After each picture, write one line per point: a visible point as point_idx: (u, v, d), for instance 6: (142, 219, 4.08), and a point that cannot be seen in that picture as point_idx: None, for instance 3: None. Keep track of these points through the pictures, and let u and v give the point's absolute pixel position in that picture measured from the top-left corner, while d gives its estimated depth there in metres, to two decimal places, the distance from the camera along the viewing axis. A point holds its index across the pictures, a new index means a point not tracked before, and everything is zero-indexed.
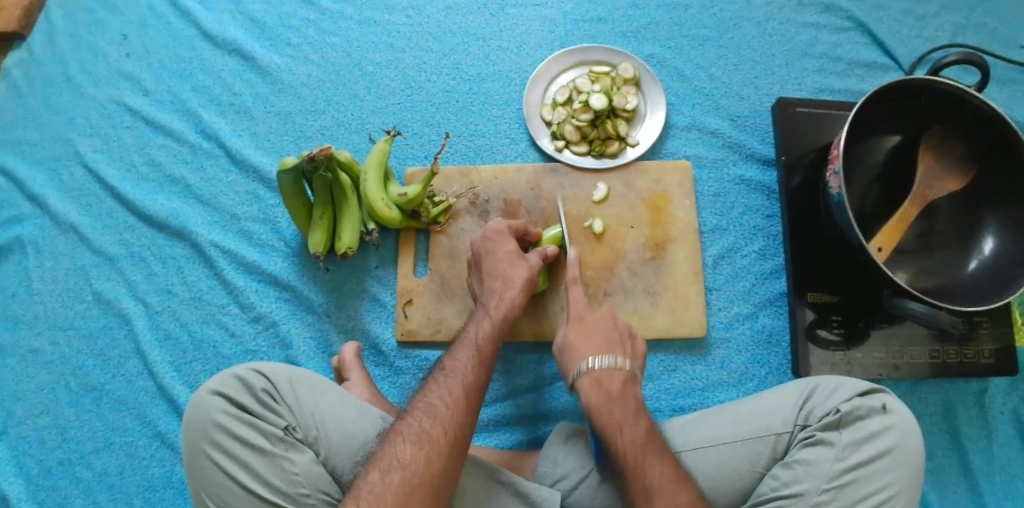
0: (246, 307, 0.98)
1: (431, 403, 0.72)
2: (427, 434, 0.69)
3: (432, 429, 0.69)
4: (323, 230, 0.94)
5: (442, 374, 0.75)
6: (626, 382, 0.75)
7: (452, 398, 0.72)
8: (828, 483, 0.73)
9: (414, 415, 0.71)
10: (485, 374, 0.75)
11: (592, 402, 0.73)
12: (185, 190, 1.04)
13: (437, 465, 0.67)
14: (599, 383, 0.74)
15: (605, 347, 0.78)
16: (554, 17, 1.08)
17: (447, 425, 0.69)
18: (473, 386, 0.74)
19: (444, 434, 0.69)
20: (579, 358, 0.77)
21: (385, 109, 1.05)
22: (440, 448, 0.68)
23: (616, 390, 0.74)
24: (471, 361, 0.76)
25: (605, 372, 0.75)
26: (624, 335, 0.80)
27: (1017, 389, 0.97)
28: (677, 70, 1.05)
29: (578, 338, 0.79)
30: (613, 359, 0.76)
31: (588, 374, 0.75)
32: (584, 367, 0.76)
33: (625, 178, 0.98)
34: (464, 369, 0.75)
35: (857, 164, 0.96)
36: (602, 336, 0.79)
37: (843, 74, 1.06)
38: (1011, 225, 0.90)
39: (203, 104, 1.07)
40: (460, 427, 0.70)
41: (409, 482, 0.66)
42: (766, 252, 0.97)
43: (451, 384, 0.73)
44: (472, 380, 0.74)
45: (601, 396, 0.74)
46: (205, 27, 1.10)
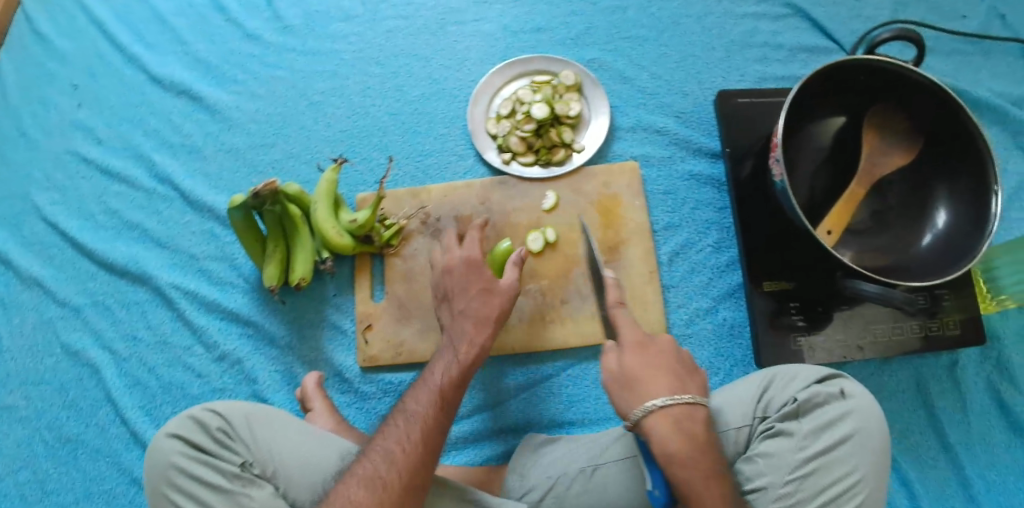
0: (211, 347, 0.99)
1: (386, 446, 0.72)
2: (380, 478, 0.69)
3: (385, 473, 0.69)
4: (276, 262, 0.94)
5: (402, 411, 0.76)
6: (705, 426, 0.72)
7: (408, 442, 0.72)
8: (791, 474, 0.73)
9: (371, 456, 0.72)
10: (448, 412, 0.75)
11: (673, 451, 0.68)
12: (144, 235, 1.05)
13: (385, 507, 0.68)
14: (679, 425, 0.70)
15: (675, 384, 0.73)
16: (494, 31, 1.08)
17: (401, 469, 0.70)
18: (434, 427, 0.73)
19: (396, 480, 0.69)
20: (647, 397, 0.72)
21: (332, 138, 1.06)
22: (392, 493, 0.68)
23: (700, 436, 0.70)
24: (433, 400, 0.75)
25: (685, 413, 0.71)
26: (689, 370, 0.76)
27: (988, 358, 0.97)
28: (620, 72, 1.05)
29: (644, 374, 0.74)
30: (688, 397, 0.72)
31: (662, 415, 0.70)
32: (655, 404, 0.71)
33: (574, 184, 0.98)
34: (423, 411, 0.74)
35: (804, 148, 0.95)
36: (670, 369, 0.74)
37: (786, 60, 1.05)
38: (963, 197, 0.89)
39: (156, 148, 1.09)
40: (414, 473, 0.70)
41: None
42: (720, 245, 0.97)
43: (410, 424, 0.73)
44: (434, 419, 0.74)
45: (683, 442, 0.69)
46: (154, 72, 1.12)
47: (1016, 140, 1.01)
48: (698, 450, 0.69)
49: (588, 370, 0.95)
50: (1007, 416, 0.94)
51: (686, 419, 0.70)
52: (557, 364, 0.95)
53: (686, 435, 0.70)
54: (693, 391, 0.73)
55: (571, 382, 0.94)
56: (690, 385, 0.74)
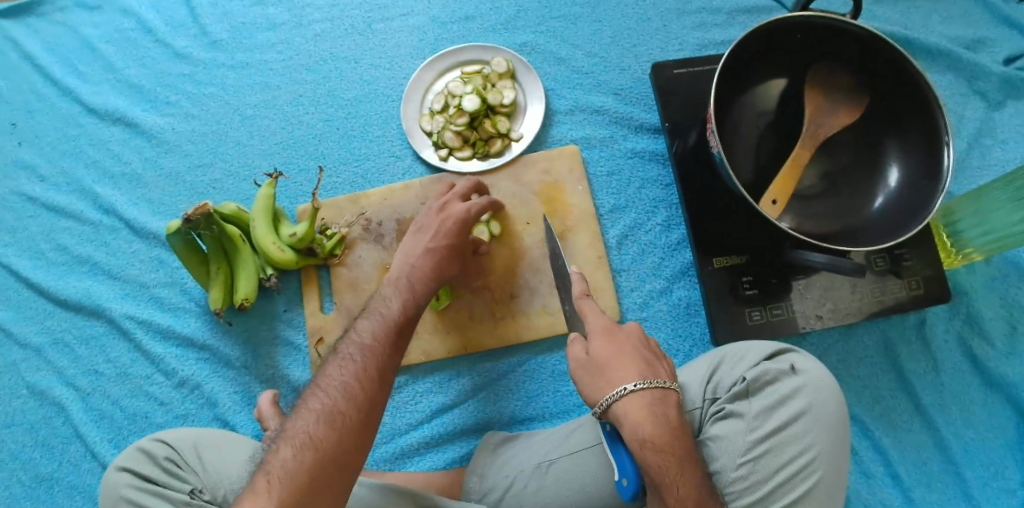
0: (169, 374, 0.99)
1: (320, 404, 0.65)
2: (313, 439, 0.62)
3: (320, 434, 0.63)
4: (220, 284, 0.94)
5: (334, 365, 0.68)
6: (677, 409, 0.69)
7: (346, 399, 0.65)
8: (743, 457, 0.71)
9: (303, 416, 0.65)
10: (386, 367, 0.68)
11: (648, 435, 0.65)
12: (93, 267, 1.05)
13: (321, 470, 0.61)
14: (653, 406, 0.67)
15: (644, 369, 0.70)
16: (421, 25, 1.05)
17: (361, 403, 0.65)
18: (374, 382, 0.67)
19: (332, 441, 0.62)
20: (614, 384, 0.69)
21: (269, 151, 1.04)
22: (328, 454, 0.62)
23: (674, 421, 0.68)
24: (370, 355, 0.69)
25: (657, 396, 0.68)
26: (657, 355, 0.73)
27: (957, 313, 0.92)
28: (554, 54, 1.02)
29: (611, 358, 0.71)
30: (660, 382, 0.69)
31: (635, 397, 0.67)
32: (628, 388, 0.67)
33: (514, 175, 0.96)
34: (359, 367, 0.67)
35: (744, 114, 0.89)
36: (638, 355, 0.71)
37: (725, 24, 1.01)
38: (914, 151, 0.84)
39: (98, 179, 1.08)
40: (352, 433, 0.63)
41: (319, 461, 0.61)
42: (670, 223, 0.95)
43: (345, 380, 0.66)
44: (372, 373, 0.67)
45: (655, 426, 0.66)
46: (88, 102, 1.10)
47: (971, 85, 0.95)
48: (670, 433, 0.66)
49: (544, 363, 0.93)
50: (982, 372, 0.90)
51: (661, 401, 0.68)
52: (512, 360, 0.93)
53: (660, 419, 0.67)
54: (662, 376, 0.71)
55: (528, 377, 0.93)
56: (659, 369, 0.71)
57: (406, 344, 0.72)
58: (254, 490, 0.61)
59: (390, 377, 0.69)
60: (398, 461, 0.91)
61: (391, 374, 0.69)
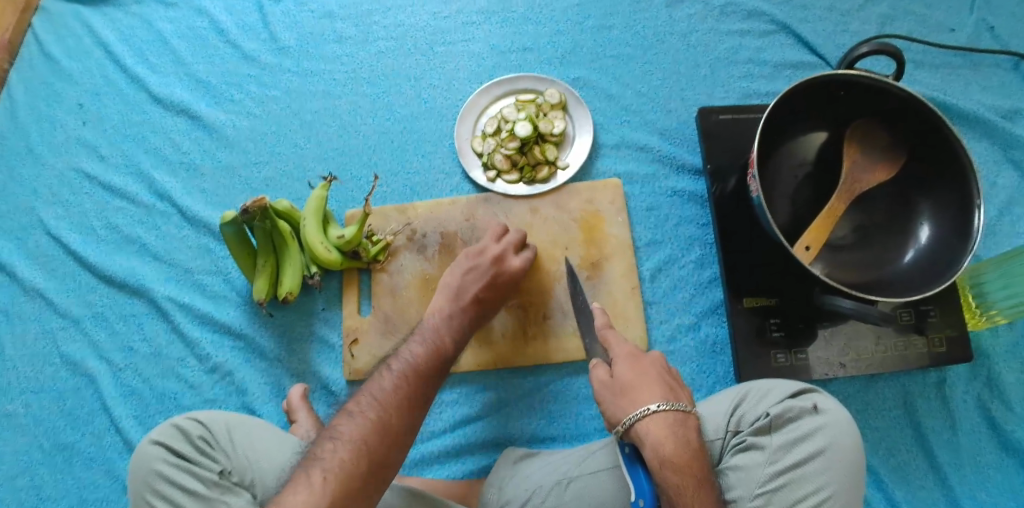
0: (203, 359, 1.02)
1: (372, 411, 0.69)
2: (366, 443, 0.66)
3: (373, 438, 0.67)
4: (266, 277, 0.97)
5: (386, 378, 0.73)
6: (699, 433, 0.71)
7: (396, 410, 0.70)
8: (761, 488, 0.73)
9: (357, 419, 0.68)
10: (429, 387, 0.75)
11: (668, 453, 0.68)
12: (141, 248, 1.09)
13: (368, 473, 0.65)
14: (676, 427, 0.70)
15: (667, 393, 0.72)
16: (481, 51, 1.11)
17: (408, 415, 0.70)
18: (419, 400, 0.73)
19: (380, 445, 0.67)
20: (638, 404, 0.71)
21: (323, 156, 1.08)
22: (379, 460, 0.66)
23: (695, 444, 0.70)
24: (418, 374, 0.75)
25: (679, 418, 0.71)
26: (680, 383, 0.76)
27: (978, 375, 0.94)
28: (604, 90, 1.07)
29: (636, 377, 0.73)
30: (683, 405, 0.72)
31: (658, 416, 0.70)
32: (650, 408, 0.70)
33: (558, 201, 0.99)
34: (410, 383, 0.73)
35: (785, 164, 0.93)
36: (662, 381, 0.74)
37: (771, 77, 1.06)
38: (945, 211, 0.87)
39: (156, 165, 1.13)
40: (399, 443, 0.68)
41: (372, 465, 0.66)
42: (703, 261, 0.98)
43: (396, 393, 0.72)
44: (419, 390, 0.73)
45: (676, 445, 0.68)
46: (155, 91, 1.16)
47: (1005, 154, 0.98)
48: (691, 455, 0.68)
49: (569, 385, 0.95)
50: (999, 435, 0.91)
51: (683, 423, 0.70)
52: (538, 379, 0.95)
53: (682, 441, 0.69)
54: (685, 401, 0.73)
55: (552, 397, 0.95)
56: (682, 396, 0.74)
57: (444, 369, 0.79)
58: (304, 484, 0.63)
59: (430, 396, 0.75)
60: (419, 467, 0.93)
61: (432, 395, 0.75)
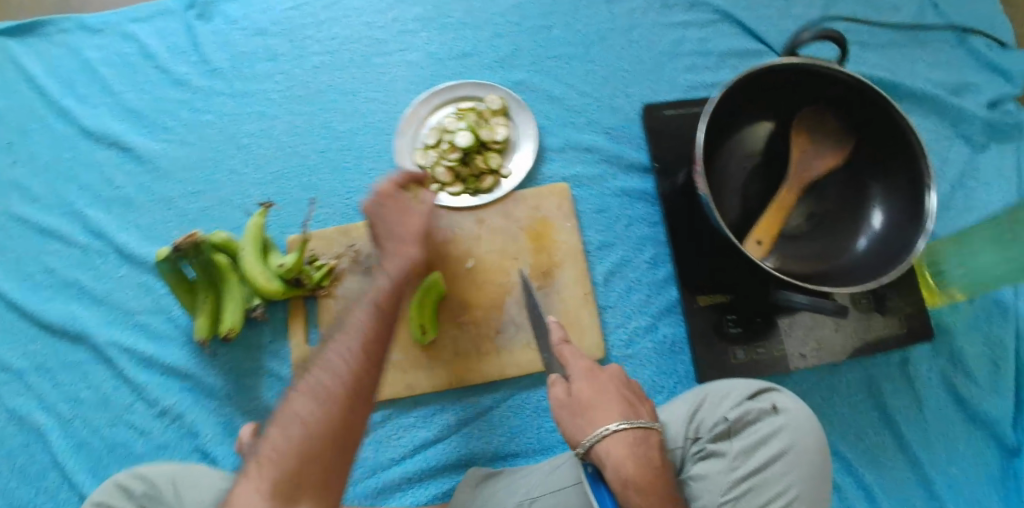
0: (152, 403, 0.98)
1: (311, 383, 0.64)
2: (302, 420, 0.61)
3: (308, 410, 0.61)
4: (206, 313, 0.93)
5: (327, 346, 0.67)
6: (660, 449, 0.69)
7: (335, 375, 0.63)
8: (724, 496, 0.71)
9: (295, 393, 0.63)
10: (375, 338, 0.67)
11: (630, 474, 0.65)
12: (80, 291, 1.04)
13: (309, 450, 0.59)
14: (636, 446, 0.67)
15: (624, 410, 0.70)
16: (419, 60, 1.07)
17: (349, 376, 0.63)
18: (363, 354, 0.65)
19: (320, 420, 0.61)
20: (595, 425, 0.68)
21: (261, 181, 1.05)
22: (319, 431, 0.60)
23: (658, 462, 0.67)
24: (360, 334, 0.67)
25: (639, 436, 0.68)
26: (639, 396, 0.73)
27: (941, 351, 0.92)
28: (547, 92, 1.03)
29: (594, 396, 0.70)
30: (643, 422, 0.69)
31: (618, 437, 0.67)
32: (609, 428, 0.67)
33: (504, 210, 0.96)
34: (349, 342, 0.66)
35: (732, 157, 0.90)
36: (620, 395, 0.71)
37: (715, 68, 1.03)
38: (897, 195, 0.85)
39: (90, 203, 1.09)
40: (343, 407, 0.62)
41: (309, 439, 0.60)
42: (657, 260, 0.95)
43: (337, 357, 0.65)
44: (360, 349, 0.65)
45: (639, 465, 0.65)
46: (85, 125, 1.12)
47: (956, 129, 0.96)
48: (655, 475, 0.66)
49: (528, 399, 0.92)
50: (965, 409, 0.90)
51: (643, 441, 0.68)
52: (495, 395, 0.92)
53: (644, 460, 0.66)
54: (645, 416, 0.71)
55: (512, 412, 0.92)
56: (641, 410, 0.71)
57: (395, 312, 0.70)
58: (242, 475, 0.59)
59: (384, 355, 0.67)
60: (381, 497, 0.90)
61: (385, 349, 0.67)
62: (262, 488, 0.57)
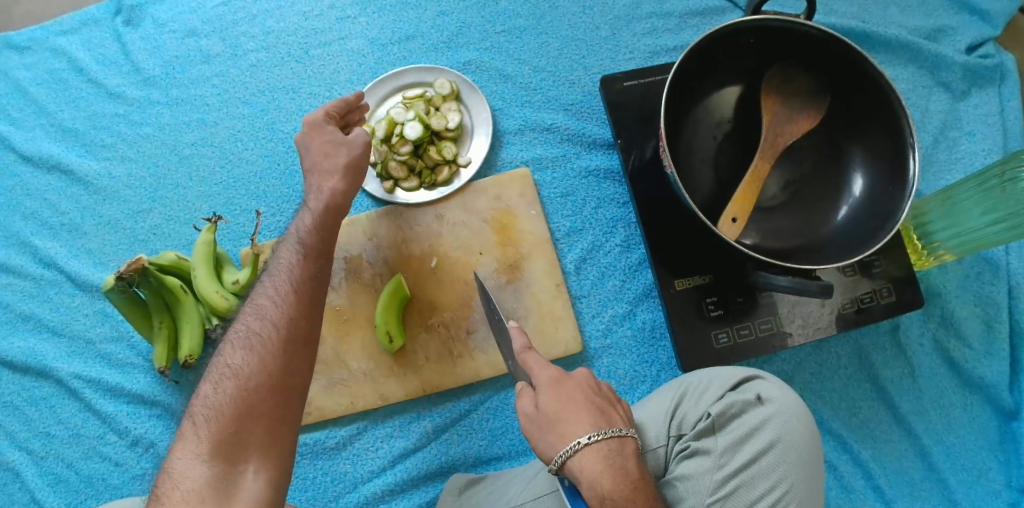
0: (123, 432, 0.95)
1: (242, 336, 0.68)
2: (238, 371, 0.65)
3: (240, 361, 0.65)
4: (164, 340, 0.89)
5: (254, 298, 0.71)
6: (636, 456, 0.65)
7: (263, 323, 0.68)
8: (712, 496, 0.66)
9: (228, 349, 0.67)
10: (298, 284, 0.71)
11: (607, 489, 0.62)
12: (37, 325, 1.00)
13: (249, 400, 0.63)
14: (610, 458, 0.64)
15: (595, 418, 0.66)
16: (360, 48, 1.00)
17: (276, 322, 0.68)
18: (289, 300, 0.69)
19: (255, 368, 0.65)
20: (567, 439, 0.64)
21: (209, 193, 0.99)
22: (253, 377, 0.65)
23: (634, 470, 0.64)
24: (282, 281, 0.71)
25: (613, 446, 0.65)
26: (610, 400, 0.69)
27: (932, 315, 0.88)
28: (499, 71, 0.97)
29: (562, 407, 0.66)
30: (616, 430, 0.65)
31: (592, 451, 0.63)
32: (581, 441, 0.64)
33: (464, 203, 0.91)
34: (273, 292, 0.70)
35: (699, 127, 0.85)
36: (590, 403, 0.67)
37: (676, 28, 0.96)
38: (877, 155, 0.79)
39: (36, 231, 1.04)
40: (274, 351, 0.66)
41: (243, 386, 0.64)
42: (629, 243, 0.90)
43: (264, 305, 0.69)
44: (286, 297, 0.70)
45: (616, 478, 0.62)
46: (20, 149, 1.06)
47: (933, 76, 0.89)
48: (633, 484, 0.63)
49: (507, 399, 0.89)
50: (958, 373, 0.86)
51: (617, 451, 0.64)
52: (473, 398, 0.89)
53: (619, 471, 0.63)
54: (619, 422, 0.67)
55: (491, 415, 0.89)
56: (614, 415, 0.68)
57: (318, 257, 0.74)
58: (183, 435, 0.63)
59: (316, 298, 0.72)
60: None
61: (311, 292, 0.71)
62: (203, 444, 0.61)
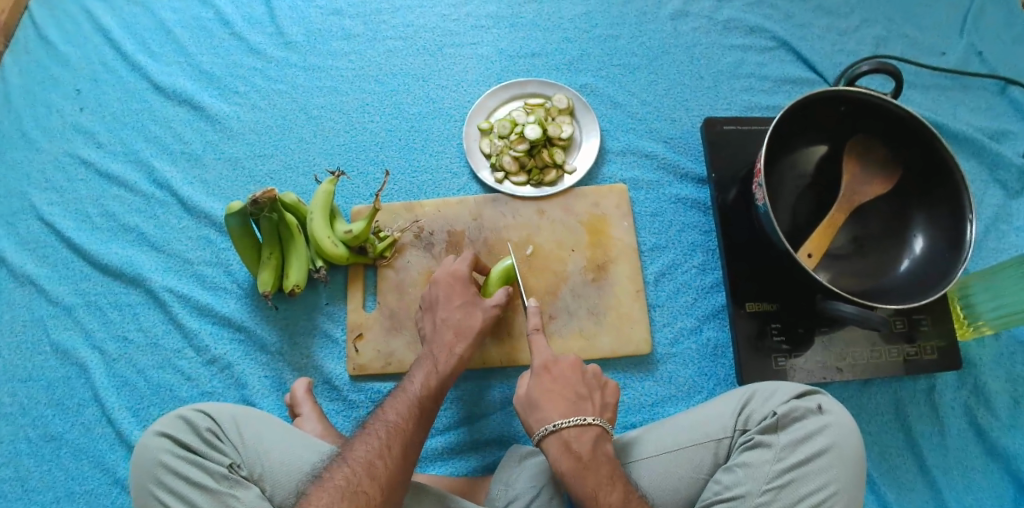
0: (201, 350, 0.99)
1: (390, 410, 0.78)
2: (386, 435, 0.74)
3: (393, 429, 0.75)
4: (271, 269, 0.96)
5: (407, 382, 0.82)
6: (597, 442, 0.75)
7: (371, 481, 0.70)
8: (768, 484, 0.73)
9: (364, 437, 0.74)
10: (409, 448, 0.74)
11: (563, 469, 0.73)
12: (138, 237, 1.06)
13: (389, 466, 0.71)
14: (568, 446, 0.74)
15: (571, 405, 0.77)
16: (490, 55, 1.13)
17: (419, 404, 0.79)
18: (397, 463, 0.72)
19: (396, 437, 0.74)
20: (543, 419, 0.77)
21: (330, 151, 1.08)
22: (396, 447, 0.73)
23: (586, 454, 0.74)
24: (430, 373, 0.83)
25: (574, 434, 0.75)
26: (592, 388, 0.80)
27: (965, 384, 0.97)
28: (610, 98, 1.09)
29: (543, 395, 0.79)
30: (580, 419, 0.76)
31: (555, 436, 0.75)
32: (550, 428, 0.76)
33: (564, 204, 1.01)
34: (385, 449, 0.73)
35: (787, 176, 0.96)
36: (568, 394, 0.78)
37: (771, 91, 1.09)
38: (940, 223, 0.91)
39: (156, 154, 1.11)
40: (412, 430, 0.76)
41: (388, 450, 0.73)
42: (706, 266, 1.00)
43: (412, 388, 0.81)
44: (411, 422, 0.77)
45: (571, 461, 0.73)
46: (157, 80, 1.15)
47: (991, 173, 1.03)
48: (586, 465, 0.73)
49: None
50: (984, 440, 0.94)
51: (575, 438, 0.75)
52: None
53: (574, 455, 0.74)
54: (590, 412, 0.78)
55: None
56: (588, 405, 0.78)
57: (426, 422, 0.79)
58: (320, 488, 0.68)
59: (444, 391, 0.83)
60: (421, 463, 0.92)
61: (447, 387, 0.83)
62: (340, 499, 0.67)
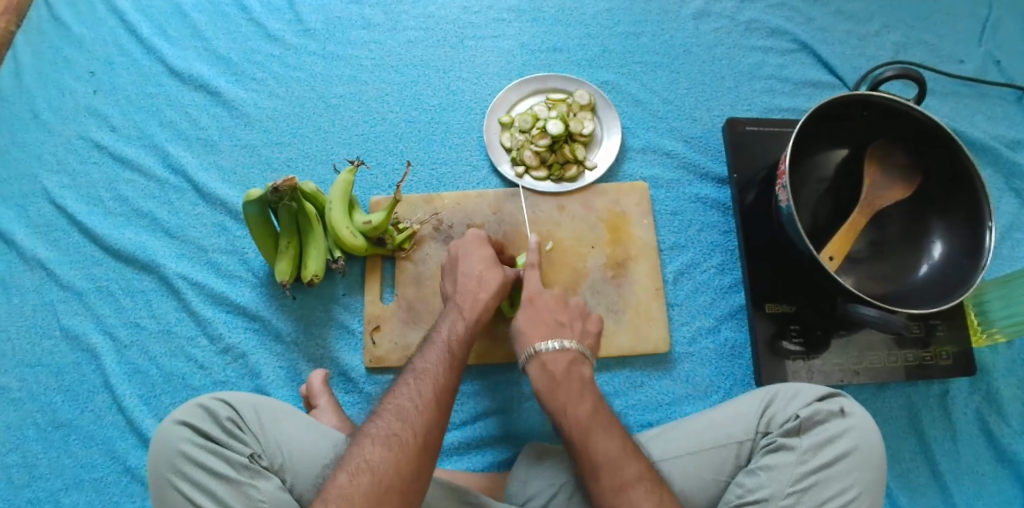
0: (215, 339, 0.98)
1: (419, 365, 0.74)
2: (417, 390, 0.71)
3: (423, 382, 0.71)
4: (289, 258, 0.95)
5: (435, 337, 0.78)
6: (572, 363, 0.79)
7: (402, 425, 0.67)
8: (791, 487, 0.73)
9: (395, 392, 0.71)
10: (442, 398, 0.70)
11: (540, 387, 0.77)
12: (152, 223, 1.05)
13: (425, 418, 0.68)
14: (545, 367, 0.78)
15: (553, 330, 0.82)
16: (511, 48, 1.12)
17: (448, 356, 0.75)
18: (430, 412, 0.68)
19: (429, 389, 0.71)
20: (526, 344, 0.81)
21: (349, 141, 1.07)
22: (428, 398, 0.70)
23: (561, 372, 0.78)
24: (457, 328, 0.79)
25: (552, 356, 0.79)
26: (573, 316, 0.85)
27: (978, 389, 0.98)
28: (632, 95, 1.09)
29: (527, 322, 0.83)
30: (559, 343, 0.80)
31: (536, 359, 0.79)
32: (532, 350, 0.80)
33: (584, 201, 1.01)
34: (416, 400, 0.69)
35: (808, 178, 0.97)
36: (551, 322, 0.83)
37: (791, 93, 1.09)
38: (959, 229, 0.91)
39: (170, 139, 1.10)
40: (444, 380, 0.72)
41: (419, 402, 0.69)
42: (724, 267, 1.00)
43: (440, 343, 0.77)
44: (443, 374, 0.73)
45: (546, 380, 0.78)
46: (172, 64, 1.13)
47: (1007, 182, 1.04)
48: (558, 384, 0.77)
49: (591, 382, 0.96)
50: (995, 446, 0.95)
51: (552, 360, 0.79)
52: None
53: (549, 374, 0.78)
54: (569, 337, 0.82)
55: None
56: (568, 332, 0.83)
57: (461, 369, 0.75)
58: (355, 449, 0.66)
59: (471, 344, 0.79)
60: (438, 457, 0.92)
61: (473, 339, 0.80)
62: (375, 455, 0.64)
